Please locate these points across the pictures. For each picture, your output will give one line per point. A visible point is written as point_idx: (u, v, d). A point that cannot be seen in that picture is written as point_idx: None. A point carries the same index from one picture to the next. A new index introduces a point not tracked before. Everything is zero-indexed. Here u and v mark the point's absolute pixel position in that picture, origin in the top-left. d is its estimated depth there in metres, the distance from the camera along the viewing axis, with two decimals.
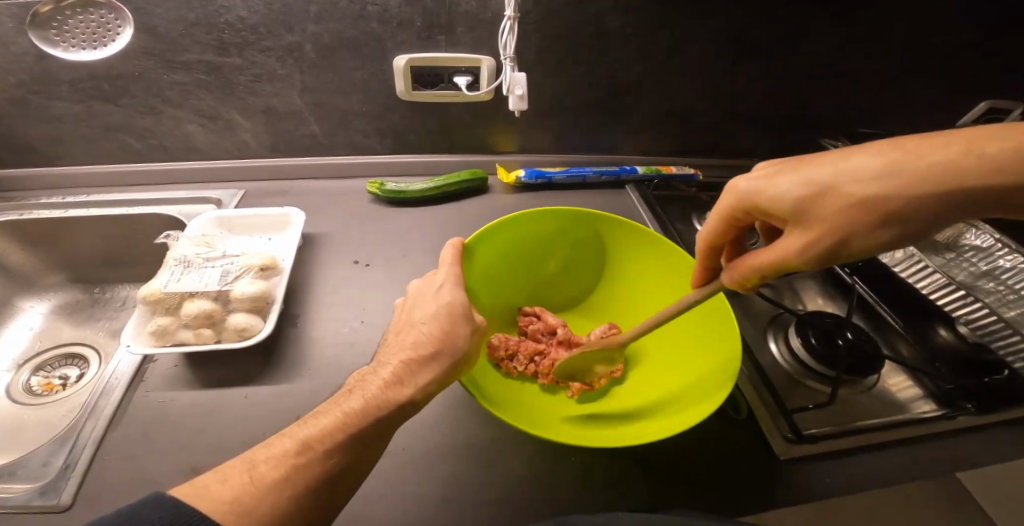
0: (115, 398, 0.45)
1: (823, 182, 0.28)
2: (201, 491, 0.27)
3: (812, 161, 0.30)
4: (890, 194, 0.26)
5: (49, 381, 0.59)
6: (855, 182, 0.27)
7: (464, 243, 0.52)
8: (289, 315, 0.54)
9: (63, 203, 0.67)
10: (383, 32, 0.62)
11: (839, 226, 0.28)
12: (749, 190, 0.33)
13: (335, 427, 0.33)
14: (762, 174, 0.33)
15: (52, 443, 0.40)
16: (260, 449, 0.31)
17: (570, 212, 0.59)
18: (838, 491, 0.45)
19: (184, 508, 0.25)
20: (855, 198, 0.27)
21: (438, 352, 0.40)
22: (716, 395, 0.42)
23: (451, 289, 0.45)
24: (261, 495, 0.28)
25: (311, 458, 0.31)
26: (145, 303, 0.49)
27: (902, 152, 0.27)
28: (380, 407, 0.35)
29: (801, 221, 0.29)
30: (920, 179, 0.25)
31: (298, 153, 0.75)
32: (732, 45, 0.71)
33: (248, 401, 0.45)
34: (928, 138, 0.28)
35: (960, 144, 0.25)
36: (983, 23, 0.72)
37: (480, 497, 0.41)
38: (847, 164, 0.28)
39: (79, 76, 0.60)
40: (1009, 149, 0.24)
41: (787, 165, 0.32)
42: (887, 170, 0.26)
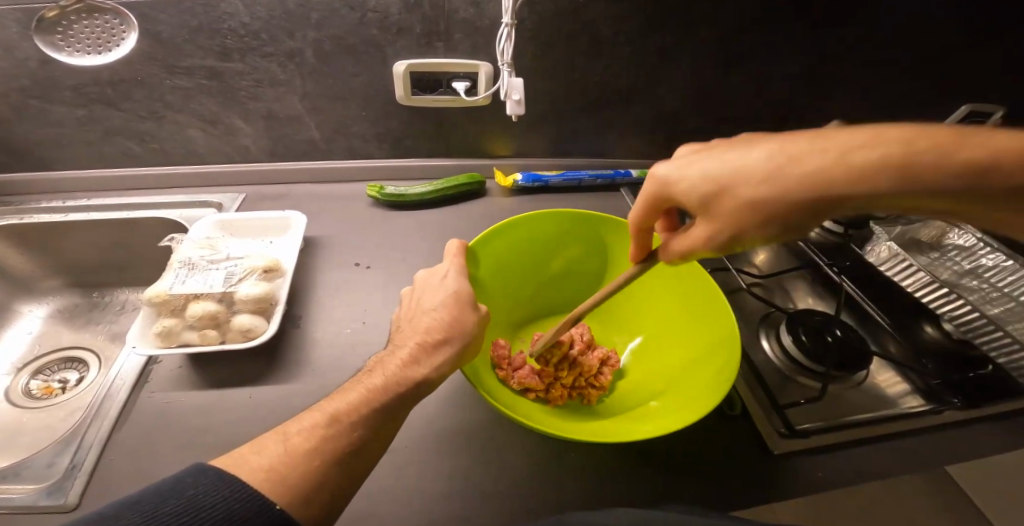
0: (120, 398, 0.45)
1: (717, 181, 0.32)
2: (239, 461, 0.29)
3: (718, 154, 0.33)
4: (775, 201, 0.29)
5: (48, 384, 0.59)
6: (748, 185, 0.30)
7: (466, 245, 0.52)
8: (291, 317, 0.55)
9: (63, 208, 0.67)
10: (383, 38, 0.63)
11: (737, 223, 0.31)
12: (665, 178, 0.36)
13: (361, 402, 0.35)
14: (677, 164, 0.36)
15: (58, 443, 0.41)
16: (293, 423, 0.33)
17: (569, 215, 0.60)
18: (833, 485, 0.46)
19: (220, 477, 0.27)
20: (748, 196, 0.30)
21: (451, 335, 0.41)
22: (718, 384, 0.44)
23: (458, 278, 0.47)
24: (296, 464, 0.30)
25: (339, 430, 0.33)
26: (150, 305, 0.49)
27: (792, 159, 0.29)
28: (401, 384, 0.37)
29: (703, 212, 0.34)
30: (781, 187, 0.29)
31: (298, 158, 0.76)
32: (723, 51, 0.73)
33: (251, 401, 0.46)
34: (816, 134, 0.29)
35: (842, 149, 0.27)
36: (961, 31, 0.75)
37: (484, 492, 0.42)
38: (739, 160, 0.31)
39: (81, 81, 0.60)
40: (881, 161, 0.25)
41: (694, 161, 0.35)
42: (771, 174, 0.29)
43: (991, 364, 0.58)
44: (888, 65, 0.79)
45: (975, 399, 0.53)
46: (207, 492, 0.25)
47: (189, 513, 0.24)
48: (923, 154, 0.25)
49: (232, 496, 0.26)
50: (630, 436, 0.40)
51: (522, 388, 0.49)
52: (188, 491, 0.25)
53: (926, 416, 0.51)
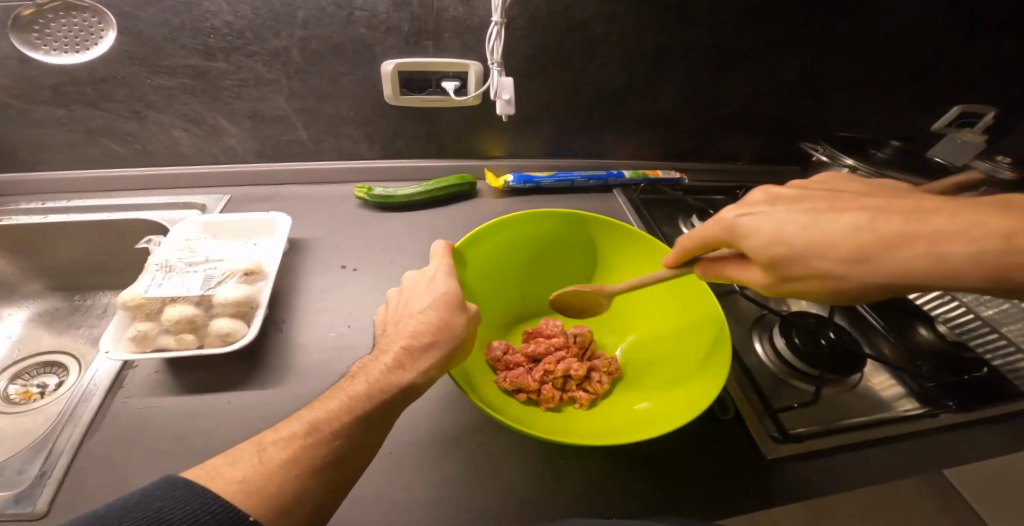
0: (93, 404, 0.44)
1: (794, 246, 0.29)
2: (211, 472, 0.27)
3: (803, 212, 0.29)
4: (851, 276, 0.27)
5: (26, 389, 0.57)
6: (820, 256, 0.28)
7: (454, 246, 0.52)
8: (273, 321, 0.54)
9: (44, 209, 0.66)
10: (370, 38, 0.62)
11: (806, 284, 0.30)
12: (735, 226, 0.33)
13: (342, 409, 0.33)
14: (753, 212, 0.32)
15: (28, 450, 0.39)
16: (269, 432, 0.31)
17: (562, 219, 0.60)
18: (828, 490, 0.45)
19: (187, 490, 0.24)
20: (821, 270, 0.28)
21: (437, 339, 0.41)
22: (709, 390, 0.43)
23: (446, 280, 0.46)
24: (272, 475, 0.28)
25: (320, 439, 0.31)
26: (125, 309, 0.48)
27: (881, 232, 0.26)
28: (386, 390, 0.36)
29: (767, 267, 0.31)
30: (868, 264, 0.26)
31: (286, 159, 0.75)
32: (715, 51, 0.72)
33: (228, 407, 0.45)
34: (927, 208, 0.26)
35: (934, 235, 0.24)
36: (950, 32, 0.75)
37: (472, 499, 0.41)
38: (822, 223, 0.28)
39: (61, 80, 0.59)
40: (979, 256, 0.23)
41: (780, 206, 0.31)
42: (854, 257, 0.26)
43: (986, 366, 0.57)
44: (879, 66, 0.79)
45: (970, 402, 0.53)
46: (176, 504, 0.23)
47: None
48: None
49: (203, 510, 0.24)
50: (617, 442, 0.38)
51: (513, 388, 0.49)
52: (155, 504, 0.23)
53: (921, 418, 0.51)
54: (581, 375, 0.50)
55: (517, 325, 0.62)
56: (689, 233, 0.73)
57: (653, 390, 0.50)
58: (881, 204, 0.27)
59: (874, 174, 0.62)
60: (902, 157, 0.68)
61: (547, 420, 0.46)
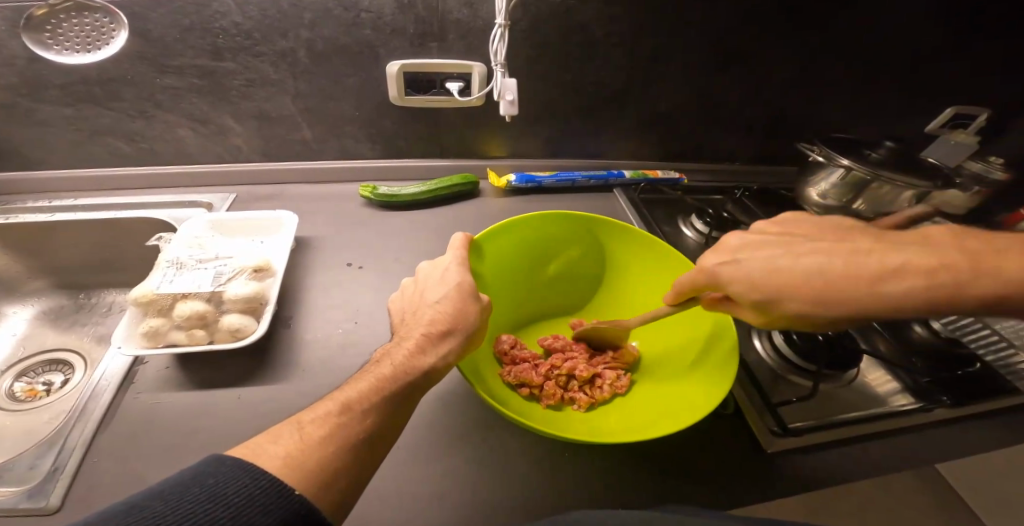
0: (104, 400, 0.44)
1: (769, 291, 0.35)
2: (255, 449, 0.28)
3: (770, 256, 0.36)
4: (817, 313, 0.33)
5: (32, 386, 0.58)
6: (791, 299, 0.34)
7: (472, 239, 0.53)
8: (281, 317, 0.55)
9: (49, 208, 0.66)
10: (375, 39, 0.63)
11: (787, 323, 0.35)
12: (717, 274, 0.40)
13: (371, 390, 0.34)
14: (729, 262, 0.39)
15: (40, 445, 0.40)
16: (304, 413, 0.32)
17: (571, 218, 0.61)
18: (826, 483, 0.46)
19: (238, 467, 0.25)
20: (793, 311, 0.34)
21: (455, 327, 0.42)
22: (718, 388, 0.44)
23: (460, 270, 0.47)
24: (312, 450, 0.29)
25: (353, 418, 0.32)
26: (136, 305, 0.49)
27: (835, 278, 0.32)
28: (409, 374, 0.37)
29: (754, 310, 0.37)
30: (833, 300, 0.32)
31: (290, 158, 0.76)
32: (715, 54, 0.74)
33: (239, 402, 0.45)
34: (859, 250, 0.33)
35: (874, 274, 0.31)
36: (943, 36, 0.77)
37: (479, 491, 0.41)
38: (783, 269, 0.34)
39: (69, 79, 0.60)
40: (913, 290, 0.29)
41: (749, 254, 0.38)
42: (818, 300, 0.32)
43: (978, 362, 0.59)
44: (874, 69, 0.81)
45: (962, 398, 0.54)
46: (228, 480, 0.24)
47: (212, 501, 0.23)
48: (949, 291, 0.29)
49: (253, 484, 0.24)
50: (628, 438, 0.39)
51: (518, 382, 0.50)
52: (208, 481, 0.24)
53: (915, 413, 0.52)
54: (586, 376, 0.50)
55: (526, 326, 0.62)
56: (689, 232, 0.74)
57: (660, 393, 0.50)
58: (826, 246, 0.34)
59: (870, 174, 0.64)
60: (898, 158, 0.70)
61: (549, 416, 0.47)
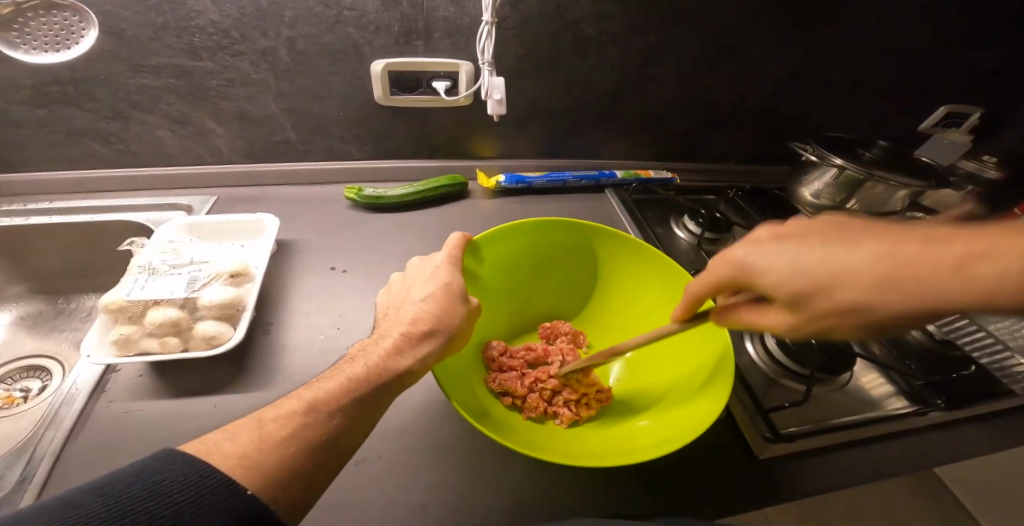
0: (75, 408, 0.43)
1: (817, 282, 0.28)
2: (210, 445, 0.27)
3: (812, 248, 0.29)
4: (869, 309, 0.26)
5: (9, 393, 0.56)
6: (844, 288, 0.27)
7: (469, 238, 0.51)
8: (260, 323, 0.53)
9: (26, 211, 0.65)
10: (360, 37, 0.62)
11: (828, 326, 0.29)
12: (747, 265, 0.32)
13: (340, 390, 0.33)
14: (759, 250, 0.32)
15: (7, 455, 0.38)
16: (267, 410, 0.31)
17: (566, 226, 0.59)
18: (820, 490, 0.45)
19: (189, 462, 0.24)
20: (845, 301, 0.27)
21: (436, 328, 0.41)
22: (708, 413, 0.42)
23: (449, 269, 0.46)
24: (270, 451, 0.27)
25: (317, 419, 0.31)
26: (106, 312, 0.47)
27: (898, 270, 0.25)
28: (383, 375, 0.36)
29: (787, 306, 0.30)
30: (889, 291, 0.25)
31: (274, 159, 0.74)
32: (706, 52, 0.73)
33: (214, 410, 0.44)
34: (934, 235, 0.26)
35: (962, 253, 0.24)
36: (936, 34, 0.77)
37: (461, 500, 0.40)
38: (840, 259, 0.27)
39: (40, 79, 0.58)
40: (1006, 275, 0.22)
41: (791, 242, 0.31)
42: (873, 285, 0.26)
43: (973, 365, 0.58)
44: (867, 68, 0.80)
45: (957, 400, 0.53)
46: (178, 477, 0.23)
47: (153, 498, 0.22)
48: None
49: (201, 481, 0.23)
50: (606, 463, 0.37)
51: (501, 391, 0.50)
52: (155, 477, 0.23)
53: (908, 417, 0.51)
54: (577, 395, 0.49)
55: (518, 338, 0.61)
56: (681, 233, 0.73)
57: (653, 407, 0.49)
58: (889, 234, 0.27)
59: (863, 174, 0.63)
60: (890, 158, 0.69)
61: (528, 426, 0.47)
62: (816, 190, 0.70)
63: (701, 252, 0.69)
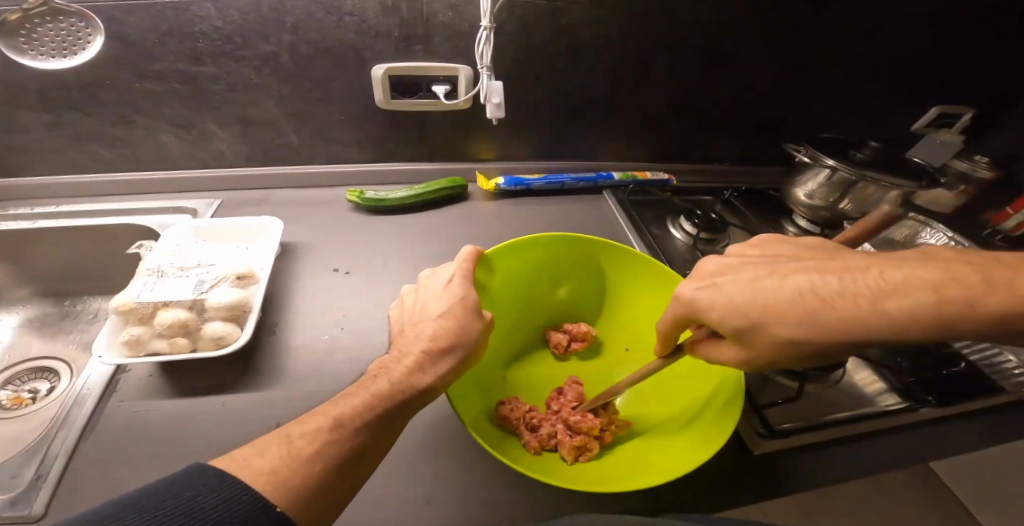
0: (87, 407, 0.44)
1: (753, 317, 0.33)
2: (239, 461, 0.27)
3: (749, 279, 0.34)
4: (806, 339, 0.31)
5: (17, 394, 0.57)
6: (781, 321, 0.31)
7: (481, 252, 0.52)
8: (266, 324, 0.54)
9: (33, 215, 0.66)
10: (360, 42, 0.63)
11: (769, 356, 0.33)
12: (693, 299, 0.36)
13: (365, 406, 0.34)
14: (705, 284, 0.36)
15: (22, 454, 0.40)
16: (293, 425, 0.31)
17: (575, 240, 0.60)
18: (813, 483, 0.47)
19: (222, 479, 0.25)
20: (782, 335, 0.31)
21: (454, 344, 0.42)
22: (714, 441, 0.41)
23: (462, 284, 0.47)
24: (298, 467, 0.28)
25: (344, 435, 0.32)
26: (117, 314, 0.48)
27: (816, 300, 0.30)
28: (407, 391, 0.37)
29: (737, 341, 0.34)
30: (849, 322, 0.29)
31: (276, 162, 0.75)
32: (702, 55, 0.74)
33: (223, 409, 0.45)
34: (853, 268, 0.31)
35: (885, 291, 0.29)
36: (927, 37, 0.78)
37: (466, 498, 0.41)
38: (765, 291, 0.33)
39: (47, 84, 0.59)
40: (919, 307, 0.28)
41: (729, 277, 0.35)
42: (810, 313, 0.30)
43: (963, 361, 0.60)
44: (860, 70, 0.81)
45: (946, 397, 0.55)
46: (208, 494, 0.24)
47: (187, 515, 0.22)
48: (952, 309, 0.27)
49: (235, 498, 0.24)
50: (610, 487, 0.37)
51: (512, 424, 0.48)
52: (188, 493, 0.23)
53: (899, 413, 0.52)
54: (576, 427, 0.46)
55: (525, 345, 0.61)
56: (678, 234, 0.74)
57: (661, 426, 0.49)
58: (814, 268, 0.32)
59: (856, 175, 0.64)
60: (882, 158, 0.70)
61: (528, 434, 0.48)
62: (809, 191, 0.72)
63: (697, 252, 0.70)
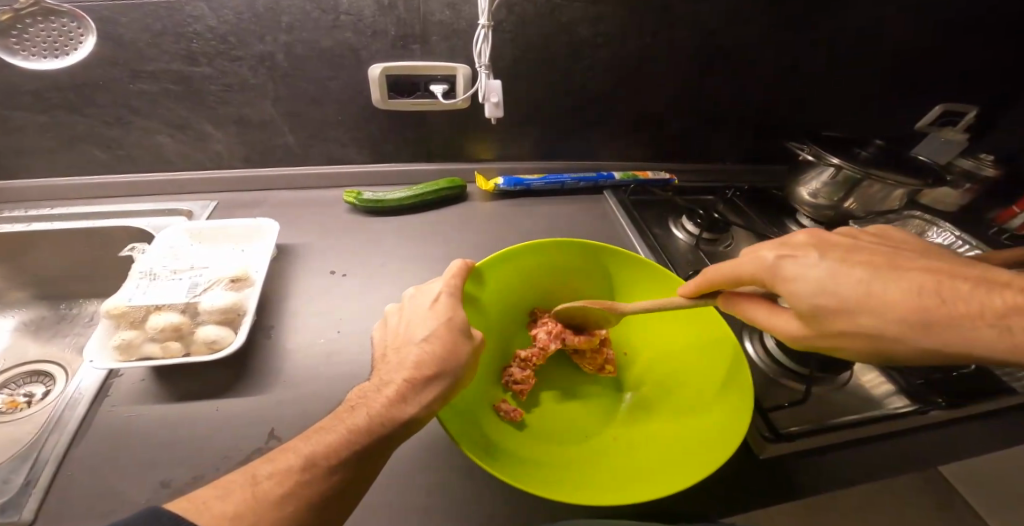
0: (78, 412, 0.43)
1: (846, 303, 0.30)
2: (201, 504, 0.26)
3: (857, 269, 0.30)
4: (901, 334, 0.28)
5: (12, 398, 0.56)
6: (872, 315, 0.29)
7: (471, 263, 0.51)
8: (261, 326, 0.53)
9: (28, 217, 0.65)
10: (357, 41, 0.62)
11: (837, 341, 0.31)
12: (778, 269, 0.33)
13: (340, 443, 0.33)
14: (796, 256, 0.32)
15: (13, 459, 0.39)
16: (263, 463, 0.30)
17: (572, 244, 0.58)
18: (822, 488, 0.45)
19: (178, 522, 0.24)
20: (868, 328, 0.29)
21: (440, 371, 0.39)
22: (720, 453, 0.40)
23: (448, 303, 0.44)
24: (262, 511, 0.27)
25: (316, 475, 0.31)
26: (108, 317, 0.48)
27: (933, 299, 0.28)
28: (386, 424, 0.35)
29: (809, 318, 0.32)
30: (948, 334, 0.27)
31: (274, 163, 0.75)
32: (702, 52, 0.73)
33: (216, 414, 0.44)
34: (990, 279, 0.28)
35: (1008, 308, 0.26)
36: (931, 33, 0.77)
37: (464, 506, 0.40)
38: (880, 294, 0.29)
39: (40, 85, 0.58)
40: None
41: (828, 255, 0.32)
42: (914, 315, 0.28)
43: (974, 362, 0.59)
44: (863, 67, 0.80)
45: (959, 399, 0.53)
46: None
47: None
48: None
49: None
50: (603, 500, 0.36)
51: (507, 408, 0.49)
52: None
53: (910, 415, 0.51)
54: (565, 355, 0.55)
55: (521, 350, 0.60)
56: (680, 233, 0.73)
57: (665, 435, 0.47)
58: (942, 273, 0.29)
59: (860, 173, 0.63)
60: (885, 156, 0.70)
61: (524, 442, 0.47)
62: (813, 190, 0.71)
63: (699, 252, 0.69)
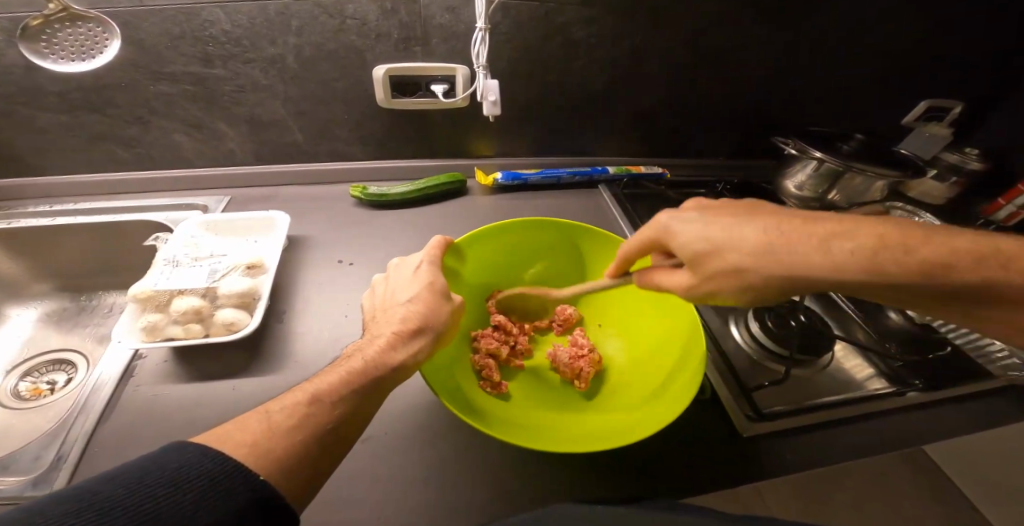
0: (105, 393, 0.46)
1: (711, 244, 0.36)
2: (223, 435, 0.29)
3: (720, 219, 0.37)
4: (752, 266, 0.34)
5: (37, 385, 0.60)
6: (732, 251, 0.35)
7: (450, 242, 0.54)
8: (275, 312, 0.57)
9: (51, 212, 0.69)
10: (362, 44, 0.65)
11: (715, 283, 0.36)
12: (667, 227, 0.40)
13: (341, 383, 0.36)
14: (680, 216, 0.39)
15: (45, 437, 0.42)
16: (273, 402, 0.33)
17: (548, 224, 0.61)
18: (803, 464, 0.48)
19: (206, 449, 0.27)
20: (731, 262, 0.35)
21: (425, 326, 0.44)
22: (677, 401, 0.44)
23: (430, 270, 0.49)
24: (278, 438, 0.30)
25: (320, 408, 0.34)
26: (136, 301, 0.51)
27: (779, 238, 0.34)
28: (380, 368, 0.39)
29: (690, 265, 0.38)
30: (795, 262, 0.33)
31: (283, 160, 0.78)
32: (692, 52, 0.76)
33: (234, 392, 0.48)
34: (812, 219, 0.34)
35: (828, 237, 0.33)
36: (914, 31, 0.79)
37: (464, 480, 0.43)
38: (734, 228, 0.35)
39: (65, 86, 0.62)
40: (854, 253, 0.31)
41: (704, 215, 0.38)
42: (761, 249, 0.34)
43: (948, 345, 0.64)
44: (849, 65, 0.83)
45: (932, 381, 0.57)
46: (189, 464, 0.25)
47: (171, 484, 0.24)
48: (889, 258, 0.31)
49: (216, 465, 0.26)
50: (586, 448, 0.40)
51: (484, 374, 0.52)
52: (172, 464, 0.25)
53: (888, 395, 0.54)
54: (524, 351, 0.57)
55: None
56: None
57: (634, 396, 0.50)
58: (782, 218, 0.35)
59: (841, 166, 0.66)
60: (867, 150, 0.73)
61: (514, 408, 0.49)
62: (799, 182, 0.73)
63: None
